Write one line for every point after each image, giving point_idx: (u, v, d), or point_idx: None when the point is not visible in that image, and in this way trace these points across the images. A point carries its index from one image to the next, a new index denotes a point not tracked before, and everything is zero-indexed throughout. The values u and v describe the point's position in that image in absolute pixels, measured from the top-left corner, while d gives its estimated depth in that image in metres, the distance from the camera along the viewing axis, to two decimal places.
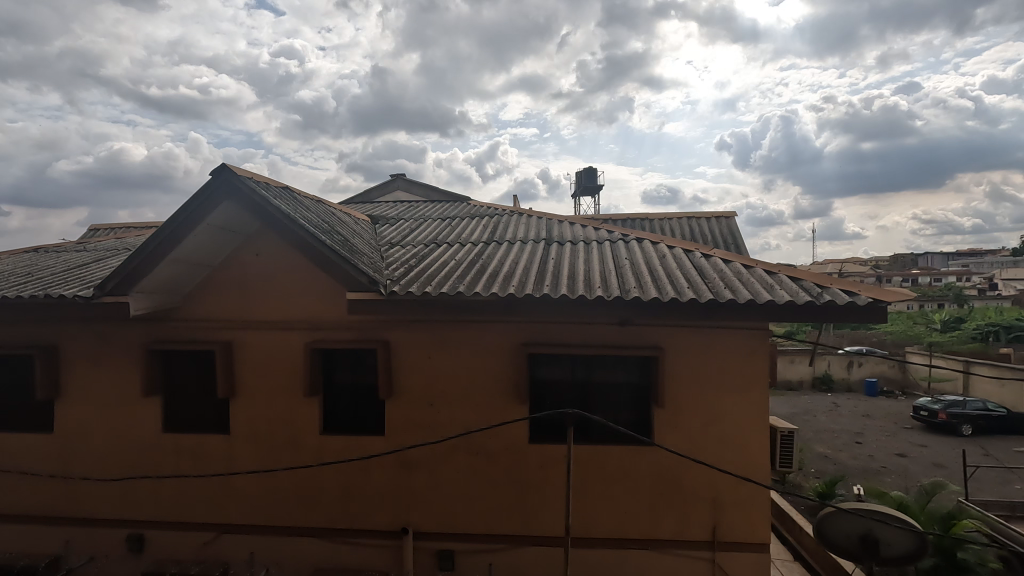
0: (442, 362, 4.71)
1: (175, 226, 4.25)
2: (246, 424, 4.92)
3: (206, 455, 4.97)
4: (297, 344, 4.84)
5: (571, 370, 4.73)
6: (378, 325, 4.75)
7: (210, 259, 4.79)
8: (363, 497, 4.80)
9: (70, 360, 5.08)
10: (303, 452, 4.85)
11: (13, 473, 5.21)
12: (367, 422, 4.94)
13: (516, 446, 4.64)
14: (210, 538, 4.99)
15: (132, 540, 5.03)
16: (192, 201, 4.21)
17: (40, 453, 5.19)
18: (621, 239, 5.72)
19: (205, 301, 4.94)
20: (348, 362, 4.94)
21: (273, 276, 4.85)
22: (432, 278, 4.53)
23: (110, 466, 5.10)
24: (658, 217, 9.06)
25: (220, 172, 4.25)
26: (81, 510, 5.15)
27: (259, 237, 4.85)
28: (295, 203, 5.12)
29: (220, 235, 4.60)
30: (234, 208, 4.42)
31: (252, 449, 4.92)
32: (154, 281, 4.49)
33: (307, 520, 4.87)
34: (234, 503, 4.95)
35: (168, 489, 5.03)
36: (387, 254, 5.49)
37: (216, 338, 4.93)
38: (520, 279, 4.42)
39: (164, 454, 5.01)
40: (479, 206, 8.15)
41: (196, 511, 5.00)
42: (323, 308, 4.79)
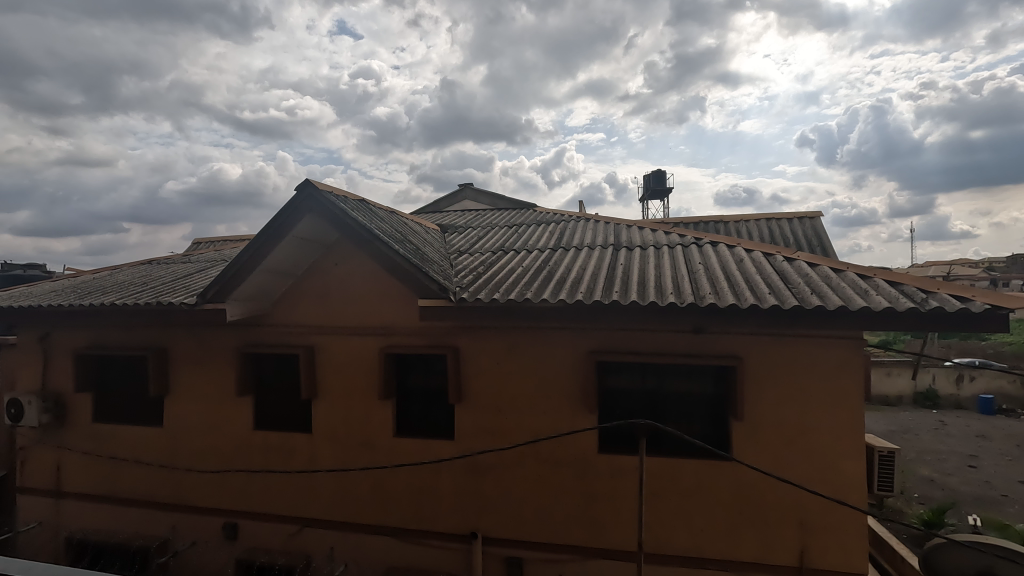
0: (509, 369, 4.73)
1: (264, 238, 4.59)
2: (326, 423, 5.20)
3: (291, 453, 5.31)
4: (372, 348, 5.06)
5: (641, 379, 4.59)
6: (447, 331, 4.87)
7: (294, 268, 5.13)
8: (434, 500, 4.91)
9: (176, 361, 5.63)
10: (378, 453, 5.06)
11: (129, 462, 5.83)
12: (438, 425, 5.07)
13: (584, 456, 4.57)
14: (294, 530, 5.30)
15: (227, 527, 5.44)
16: (279, 214, 4.54)
17: (151, 444, 5.76)
18: (694, 243, 5.49)
19: (289, 307, 5.30)
20: (420, 366, 5.11)
21: (351, 284, 5.11)
22: (500, 285, 4.57)
23: (210, 459, 5.57)
24: (733, 218, 8.58)
25: (304, 187, 4.56)
26: (184, 498, 5.65)
27: (338, 247, 5.14)
28: (371, 215, 5.38)
29: (303, 246, 4.92)
30: (317, 220, 4.73)
31: (331, 448, 5.19)
32: (246, 290, 4.89)
33: (382, 519, 5.04)
34: (314, 498, 5.24)
35: (258, 483, 5.41)
36: (456, 261, 5.62)
37: (300, 342, 5.27)
38: (588, 285, 4.36)
39: (255, 448, 5.42)
40: (545, 213, 8.16)
41: (282, 505, 5.34)
42: (396, 314, 4.99)
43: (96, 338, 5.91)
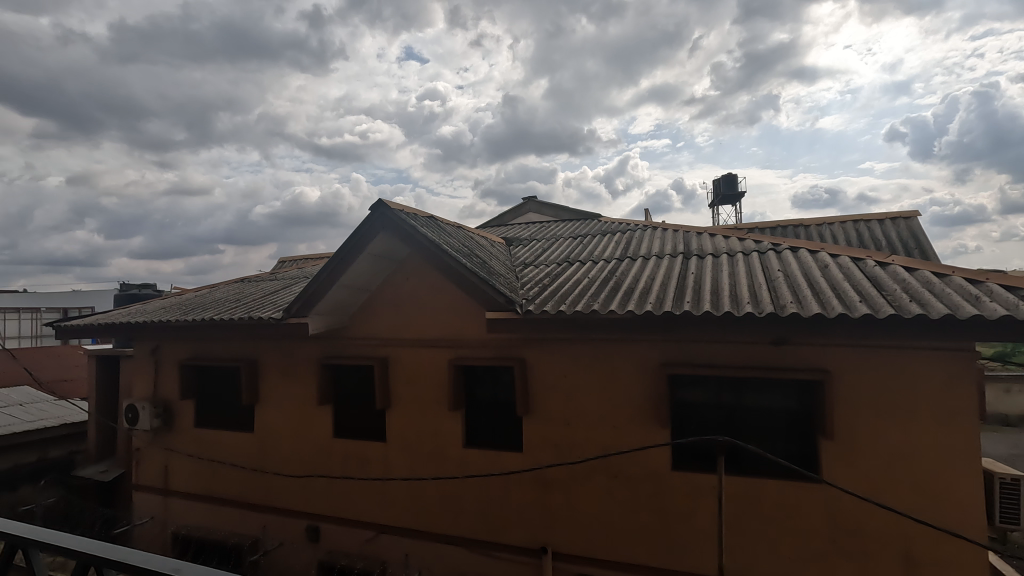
0: (577, 381, 4.67)
1: (342, 255, 4.87)
2: (399, 433, 5.38)
3: (368, 460, 5.53)
4: (442, 360, 5.19)
5: (717, 393, 4.38)
6: (514, 343, 4.90)
7: (368, 283, 5.39)
8: (504, 512, 4.92)
9: (265, 372, 6.07)
10: (449, 463, 5.15)
11: (226, 465, 6.32)
12: (506, 437, 5.09)
13: (657, 473, 4.41)
14: (370, 536, 5.49)
15: (310, 530, 5.74)
16: (355, 232, 4.80)
17: (244, 449, 6.23)
18: (771, 249, 5.19)
19: (365, 321, 5.57)
20: (488, 378, 5.18)
21: (421, 298, 5.29)
22: (566, 296, 4.55)
23: (294, 464, 5.93)
24: (815, 222, 8.03)
25: (377, 206, 4.80)
26: (272, 501, 6.04)
27: (408, 262, 5.35)
28: (440, 230, 5.57)
29: (377, 262, 5.17)
30: (389, 237, 4.97)
31: (404, 457, 5.36)
32: (326, 305, 5.19)
33: (453, 529, 5.12)
34: (389, 505, 5.42)
35: (337, 488, 5.69)
36: (522, 274, 5.67)
37: (375, 354, 5.51)
38: (657, 295, 4.24)
39: (335, 455, 5.70)
40: (610, 222, 8.05)
41: (360, 510, 5.56)
42: (465, 326, 5.09)
43: (197, 350, 6.50)
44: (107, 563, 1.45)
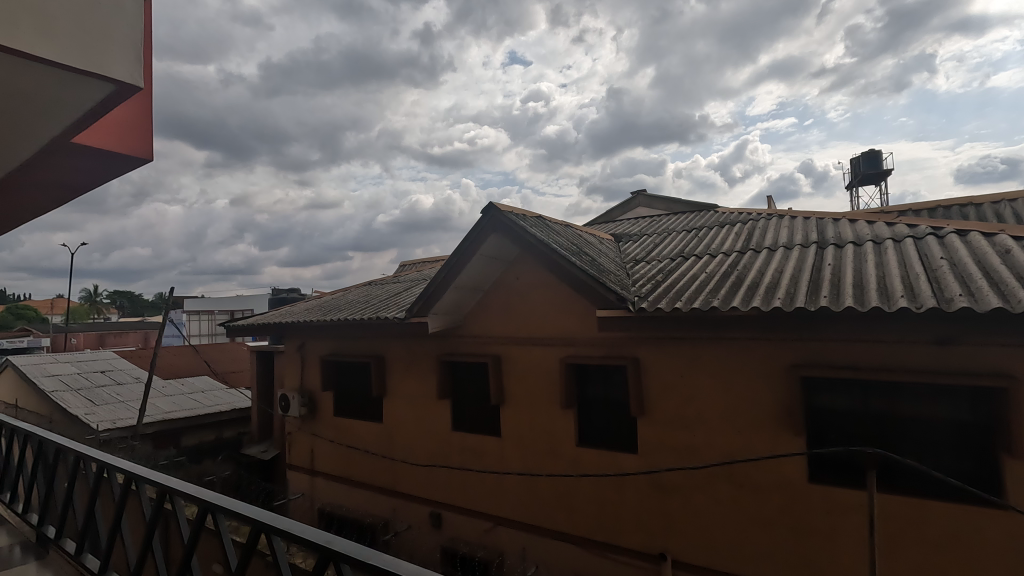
0: (695, 382, 4.43)
1: (457, 258, 5.13)
2: (514, 428, 5.53)
3: (484, 453, 5.76)
4: (554, 358, 5.23)
5: (863, 399, 3.88)
6: (627, 341, 4.79)
7: (481, 284, 5.62)
8: (620, 513, 4.83)
9: (391, 367, 6.59)
10: (562, 461, 5.18)
11: (360, 450, 6.98)
12: (621, 438, 4.99)
13: (791, 484, 4.03)
14: (488, 526, 5.71)
15: (433, 516, 6.12)
16: (469, 235, 5.04)
17: (375, 437, 6.82)
18: (930, 234, 4.48)
19: (479, 320, 5.80)
20: (600, 377, 5.11)
21: (532, 297, 5.38)
22: (682, 293, 4.34)
23: (418, 453, 6.37)
24: (988, 199, 6.77)
25: (488, 209, 4.99)
26: (400, 486, 6.54)
27: (518, 262, 5.48)
28: (548, 229, 5.63)
29: (489, 263, 5.36)
30: (500, 239, 5.13)
31: (519, 453, 5.49)
32: (444, 305, 5.50)
33: (568, 527, 5.13)
34: (506, 499, 5.59)
35: (457, 479, 6.00)
36: (633, 270, 5.52)
37: (489, 352, 5.71)
38: (786, 289, 3.88)
39: (454, 447, 6.02)
40: (728, 213, 7.51)
41: (478, 501, 5.81)
42: (575, 325, 5.08)
43: (335, 346, 7.26)
44: (275, 530, 1.67)
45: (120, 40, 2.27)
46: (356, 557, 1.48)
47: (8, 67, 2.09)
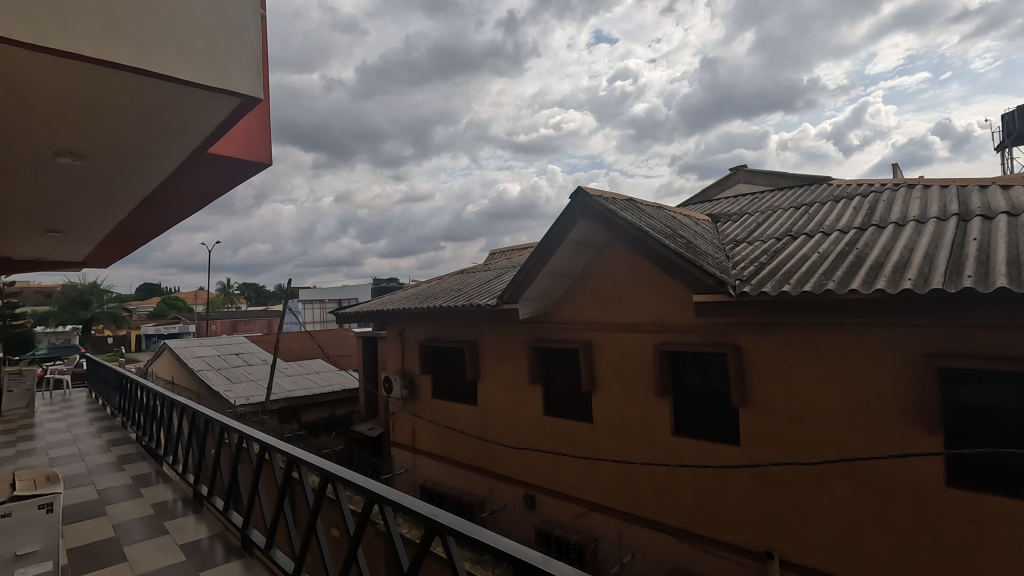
0: (806, 371, 4.09)
1: (547, 244, 5.16)
2: (606, 415, 5.48)
3: (577, 439, 5.78)
4: (647, 345, 5.09)
5: (1018, 395, 3.36)
6: (727, 328, 4.53)
7: (571, 270, 5.60)
8: (719, 507, 4.62)
9: (484, 353, 6.81)
10: (657, 450, 5.05)
11: (457, 431, 7.31)
12: (721, 429, 4.76)
13: (924, 487, 3.60)
14: (581, 512, 5.74)
15: (527, 498, 6.27)
16: (558, 221, 5.04)
17: (471, 419, 7.11)
18: None
19: (569, 306, 5.79)
20: (697, 365, 4.89)
21: (623, 282, 5.27)
22: (790, 275, 4.02)
23: (512, 436, 6.54)
24: None
25: (578, 194, 4.96)
26: (495, 467, 6.77)
27: (609, 247, 5.38)
28: (640, 212, 5.46)
29: (579, 249, 5.33)
30: (590, 224, 5.08)
31: (612, 440, 5.44)
32: (534, 291, 5.56)
33: (662, 517, 5.02)
34: (599, 485, 5.58)
35: (550, 462, 6.09)
36: (733, 252, 5.19)
37: (580, 338, 5.69)
38: (919, 268, 3.44)
39: (546, 432, 6.10)
40: (844, 185, 6.77)
41: (571, 486, 5.85)
42: (670, 311, 4.90)
43: (431, 332, 7.64)
44: (387, 501, 1.82)
45: (242, 56, 2.53)
46: (462, 532, 1.56)
47: (159, 91, 2.42)
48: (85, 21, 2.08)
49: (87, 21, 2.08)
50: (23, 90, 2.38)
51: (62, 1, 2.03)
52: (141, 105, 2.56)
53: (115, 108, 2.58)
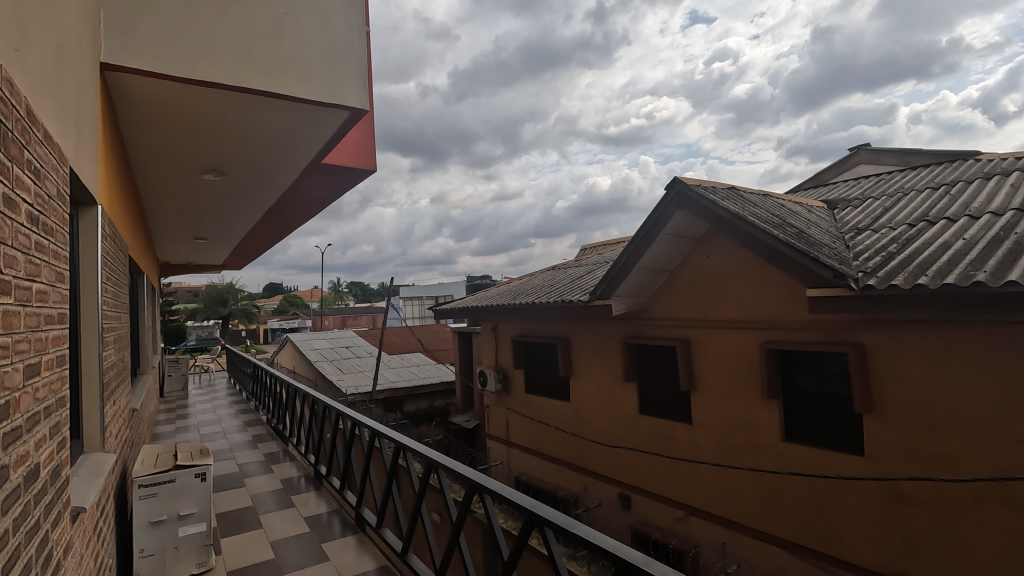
0: (948, 375, 3.58)
1: (641, 238, 5.03)
2: (707, 417, 5.21)
3: (675, 440, 5.57)
4: (752, 343, 4.76)
5: None
6: (848, 325, 4.10)
7: (667, 264, 5.40)
8: (840, 523, 4.20)
9: (577, 349, 6.78)
10: (766, 456, 4.71)
11: (550, 427, 7.36)
12: (840, 436, 4.32)
13: None
14: (680, 516, 5.51)
15: (623, 497, 6.15)
16: (653, 214, 4.90)
17: (564, 415, 7.12)
18: None
19: (665, 302, 5.59)
20: (812, 366, 4.48)
21: (725, 276, 4.97)
22: (927, 265, 3.55)
23: (606, 434, 6.45)
24: None
25: (674, 185, 4.79)
26: (589, 464, 6.72)
27: (709, 239, 5.12)
28: (742, 201, 5.12)
29: (676, 241, 5.13)
30: (687, 215, 4.87)
31: (713, 443, 5.16)
32: (628, 287, 5.44)
33: (773, 529, 4.65)
34: (699, 489, 5.32)
35: (646, 463, 5.92)
36: (854, 240, 4.67)
37: (677, 335, 5.46)
38: None
39: (642, 432, 5.95)
40: (998, 159, 5.81)
41: (669, 488, 5.64)
42: (779, 306, 4.53)
43: (524, 328, 7.77)
44: (487, 490, 1.88)
45: (353, 72, 2.74)
46: (561, 525, 1.58)
47: (283, 111, 2.71)
48: (226, 56, 2.40)
49: (227, 58, 2.39)
50: (180, 119, 2.80)
51: (210, 42, 2.36)
52: (268, 124, 2.88)
53: (248, 128, 2.93)
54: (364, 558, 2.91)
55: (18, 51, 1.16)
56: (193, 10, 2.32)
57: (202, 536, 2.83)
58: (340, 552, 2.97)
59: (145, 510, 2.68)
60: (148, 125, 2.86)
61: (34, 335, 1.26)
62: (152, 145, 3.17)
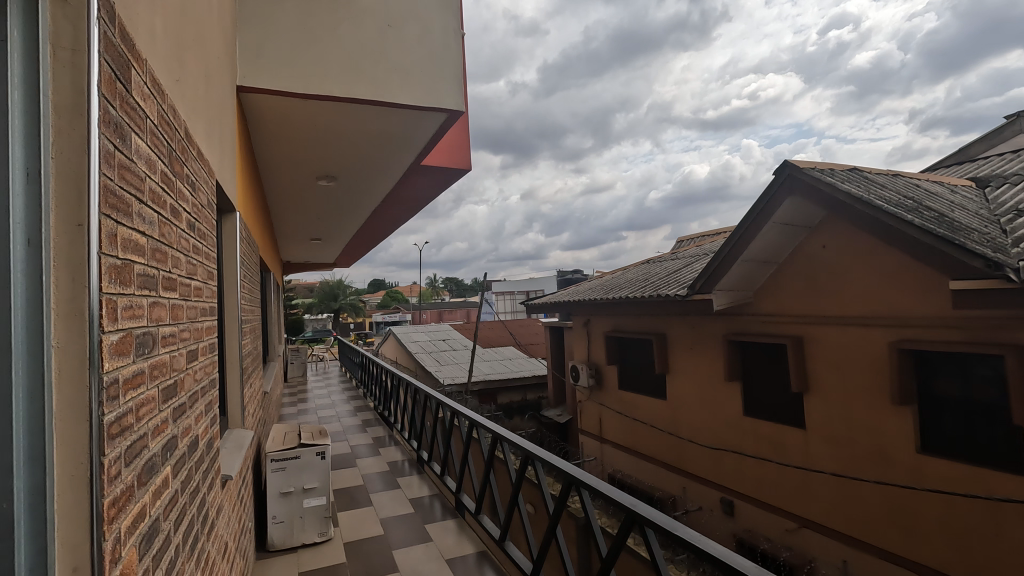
0: None
1: (746, 227, 4.75)
2: (823, 421, 4.76)
3: (785, 445, 5.16)
4: (878, 341, 4.26)
5: None
6: (1003, 322, 3.52)
7: (776, 255, 5.02)
8: (992, 552, 3.62)
9: (673, 345, 6.52)
10: (896, 468, 4.20)
11: (646, 425, 7.15)
12: (993, 451, 3.72)
13: None
14: (792, 527, 5.09)
15: (725, 503, 5.81)
16: (760, 201, 4.61)
17: (660, 413, 6.89)
18: None
19: (773, 297, 5.19)
20: (955, 369, 3.90)
21: (845, 267, 4.50)
22: None
23: (706, 435, 6.14)
24: None
25: (783, 168, 4.46)
26: (687, 465, 6.44)
27: (825, 227, 4.68)
28: (868, 183, 4.59)
29: (786, 230, 4.76)
30: (799, 201, 4.51)
31: (831, 450, 4.71)
32: (731, 280, 5.13)
33: (904, 551, 4.13)
34: (814, 500, 4.87)
35: (751, 468, 5.54)
36: (1011, 223, 4.00)
37: (787, 332, 5.05)
38: None
39: (747, 434, 5.58)
40: None
41: (778, 497, 5.23)
42: (912, 301, 4.01)
43: (617, 323, 7.63)
44: (584, 484, 1.88)
45: (450, 75, 2.85)
46: (663, 526, 1.52)
47: (388, 117, 2.89)
48: (340, 69, 2.60)
49: (340, 72, 2.60)
50: (303, 132, 3.11)
51: (325, 59, 2.58)
52: (375, 131, 3.10)
53: (356, 135, 3.16)
54: (464, 542, 3.03)
55: (179, 80, 1.35)
56: (311, 32, 2.55)
57: (323, 509, 3.11)
58: (442, 535, 3.13)
59: (276, 482, 3.02)
60: (277, 139, 3.22)
61: (193, 325, 1.47)
62: (279, 157, 3.55)
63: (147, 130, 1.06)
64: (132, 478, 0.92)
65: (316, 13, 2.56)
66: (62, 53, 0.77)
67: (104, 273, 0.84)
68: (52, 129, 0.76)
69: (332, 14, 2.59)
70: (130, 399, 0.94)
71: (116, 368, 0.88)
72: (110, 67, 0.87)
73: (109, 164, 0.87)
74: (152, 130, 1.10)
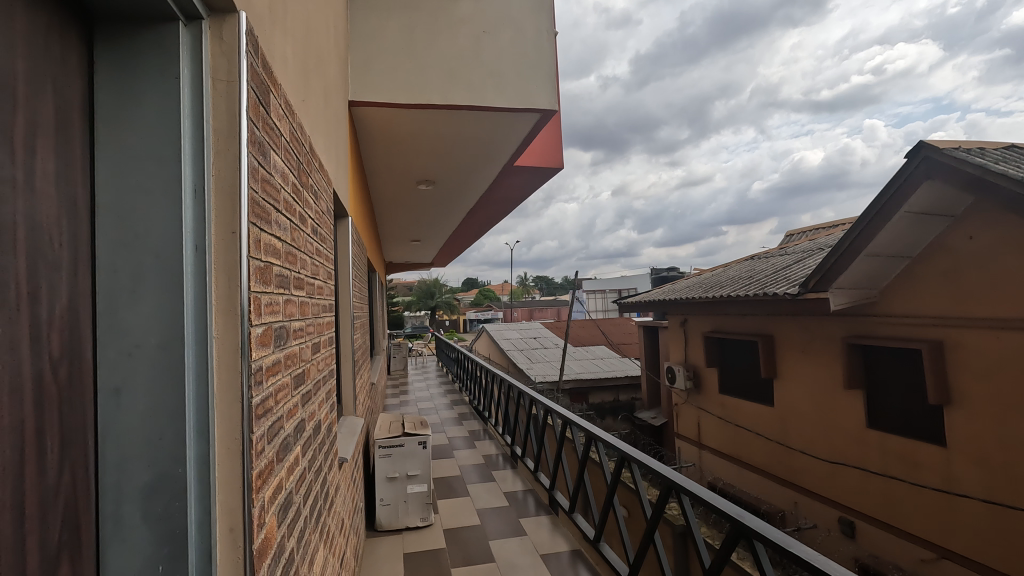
0: None
1: (871, 217, 4.28)
2: (968, 438, 4.14)
3: (919, 463, 4.57)
4: None
5: None
6: None
7: (907, 247, 4.48)
8: None
9: (783, 348, 6.05)
10: None
11: (751, 432, 6.68)
12: None
13: None
14: (928, 558, 4.48)
15: (844, 523, 5.26)
16: (888, 187, 4.12)
17: (767, 420, 6.41)
18: None
19: (905, 295, 4.62)
20: None
21: (997, 261, 3.88)
22: None
23: (822, 447, 5.61)
24: None
25: (918, 150, 3.90)
26: (799, 478, 5.92)
27: (971, 215, 4.08)
28: None
29: (920, 219, 4.21)
30: (937, 185, 3.97)
31: (978, 472, 4.08)
32: (851, 278, 4.64)
33: None
34: (955, 528, 4.25)
35: (877, 486, 4.97)
36: None
37: (922, 335, 4.46)
38: None
39: (871, 448, 5.02)
40: None
41: (910, 521, 4.64)
42: None
43: (718, 324, 7.22)
44: (683, 489, 1.81)
45: (543, 74, 2.86)
46: (774, 541, 1.42)
47: (484, 120, 2.98)
48: (438, 79, 2.73)
49: (438, 81, 2.73)
50: (407, 141, 3.32)
51: (425, 70, 2.73)
52: (472, 135, 3.21)
53: (455, 141, 3.31)
54: (558, 539, 3.05)
55: (304, 99, 1.50)
56: (413, 47, 2.72)
57: (424, 496, 3.30)
58: (537, 530, 3.17)
59: (383, 467, 3.24)
60: (384, 148, 3.46)
61: (317, 319, 1.63)
62: (386, 165, 3.83)
63: (282, 146, 1.19)
64: (273, 453, 1.05)
65: (417, 29, 2.72)
66: (221, 84, 0.90)
67: (252, 275, 0.97)
68: (213, 151, 0.89)
69: (430, 28, 2.73)
70: (272, 384, 1.08)
71: (261, 356, 1.01)
72: (255, 94, 0.99)
73: (255, 179, 1.00)
74: (286, 146, 1.24)
